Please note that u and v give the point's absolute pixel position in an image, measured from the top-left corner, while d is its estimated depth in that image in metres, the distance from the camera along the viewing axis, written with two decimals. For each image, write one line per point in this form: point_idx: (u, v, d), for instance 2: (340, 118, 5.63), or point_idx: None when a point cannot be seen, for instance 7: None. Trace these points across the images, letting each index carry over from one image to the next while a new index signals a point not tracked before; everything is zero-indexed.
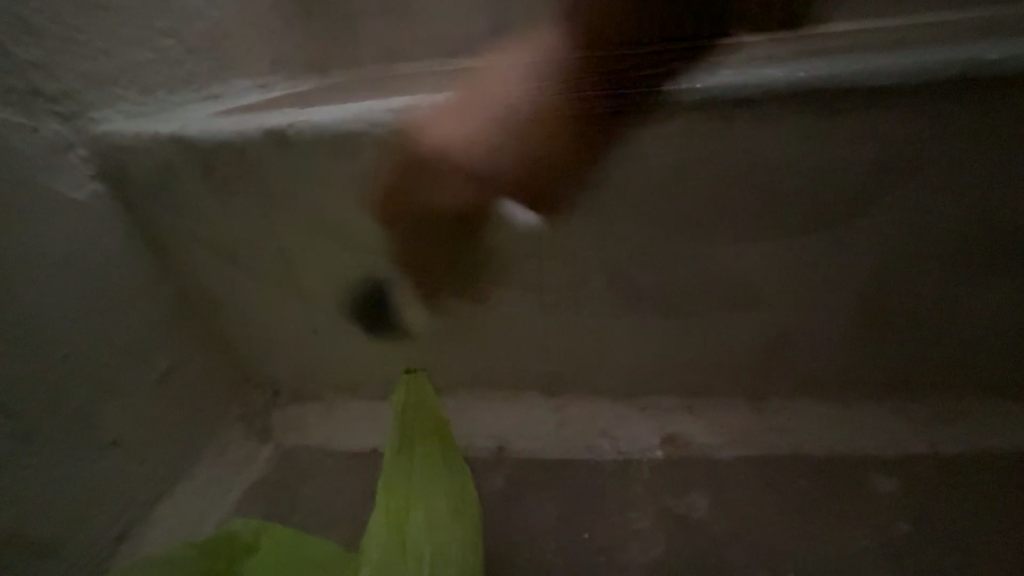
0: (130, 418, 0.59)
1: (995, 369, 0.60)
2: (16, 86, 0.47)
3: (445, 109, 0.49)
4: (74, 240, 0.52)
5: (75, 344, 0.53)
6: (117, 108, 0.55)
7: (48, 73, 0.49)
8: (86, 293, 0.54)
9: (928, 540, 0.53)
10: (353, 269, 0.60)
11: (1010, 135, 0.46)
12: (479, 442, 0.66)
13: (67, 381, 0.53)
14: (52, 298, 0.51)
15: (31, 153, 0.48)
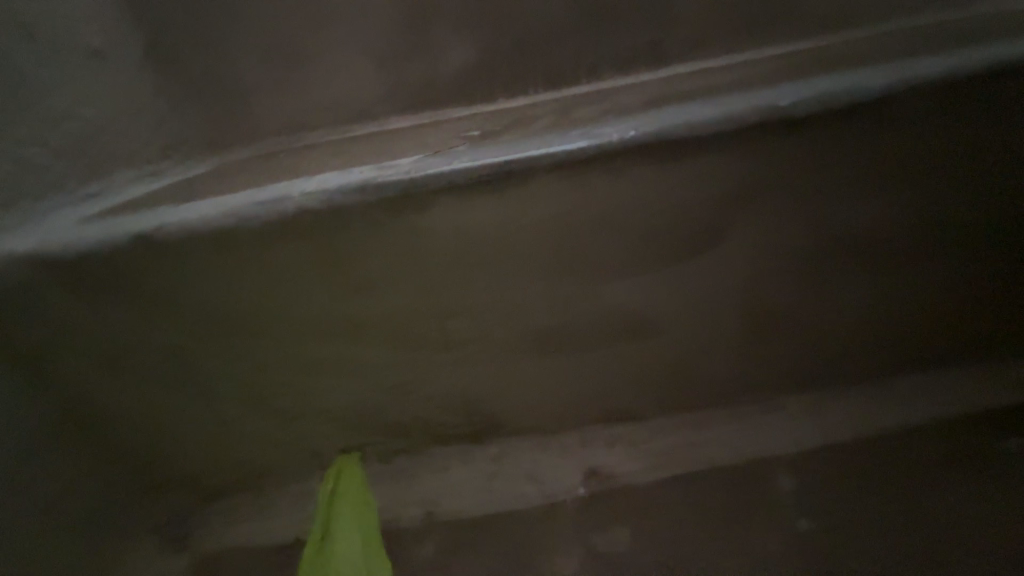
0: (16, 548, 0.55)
1: (875, 353, 0.66)
2: None
3: (317, 195, 0.51)
4: None
5: None
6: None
7: None
8: None
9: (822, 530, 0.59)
10: (218, 452, 0.65)
11: (830, 160, 0.54)
12: (409, 509, 0.65)
13: None
14: None
15: None
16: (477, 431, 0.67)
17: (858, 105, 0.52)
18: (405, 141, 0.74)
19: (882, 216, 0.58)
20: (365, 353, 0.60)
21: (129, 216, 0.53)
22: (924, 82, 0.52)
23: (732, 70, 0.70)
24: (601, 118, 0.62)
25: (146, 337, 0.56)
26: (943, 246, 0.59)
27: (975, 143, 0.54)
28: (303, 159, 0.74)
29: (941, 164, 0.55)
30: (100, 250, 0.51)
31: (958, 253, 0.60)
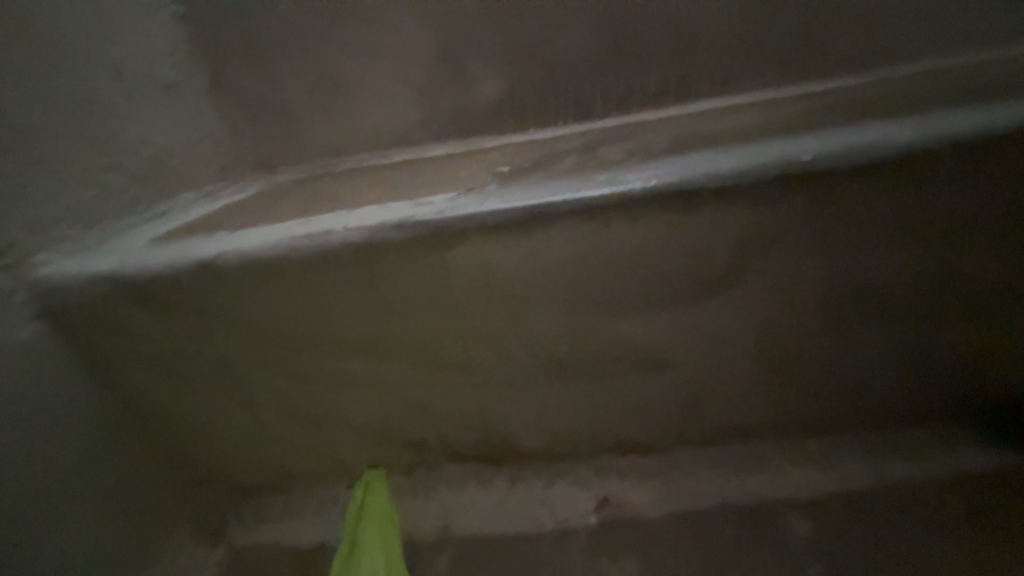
0: (81, 534, 0.61)
1: (896, 401, 0.66)
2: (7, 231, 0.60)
3: (359, 230, 0.55)
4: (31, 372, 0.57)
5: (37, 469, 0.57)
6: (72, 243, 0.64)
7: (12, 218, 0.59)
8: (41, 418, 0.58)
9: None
10: (256, 456, 0.70)
11: (860, 213, 0.55)
12: (426, 523, 0.69)
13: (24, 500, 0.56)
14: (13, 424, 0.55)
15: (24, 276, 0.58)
16: (494, 453, 0.70)
17: (887, 159, 0.52)
18: (438, 174, 0.79)
19: (912, 269, 0.57)
20: (393, 372, 0.64)
21: (194, 242, 0.59)
22: (963, 140, 0.51)
23: (747, 123, 0.74)
24: (621, 161, 0.65)
25: (200, 349, 0.62)
26: (982, 300, 0.59)
27: (1021, 204, 0.54)
28: (345, 190, 0.81)
29: (981, 221, 0.55)
30: (166, 272, 0.57)
31: (1003, 309, 0.59)
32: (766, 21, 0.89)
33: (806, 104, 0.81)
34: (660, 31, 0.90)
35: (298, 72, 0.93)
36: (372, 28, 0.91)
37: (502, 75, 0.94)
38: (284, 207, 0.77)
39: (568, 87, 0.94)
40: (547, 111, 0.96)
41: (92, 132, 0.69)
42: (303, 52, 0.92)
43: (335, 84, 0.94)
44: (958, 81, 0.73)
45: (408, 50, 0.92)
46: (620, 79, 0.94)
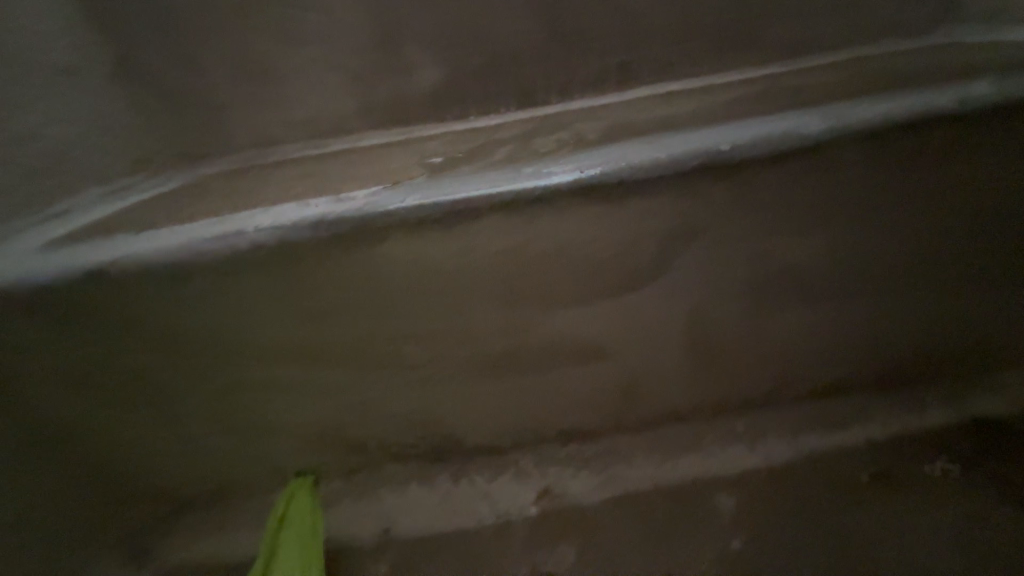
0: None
1: (817, 378, 0.70)
2: None
3: (273, 230, 0.52)
4: None
5: None
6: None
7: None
8: None
9: (751, 547, 0.63)
10: (185, 468, 0.67)
11: (779, 202, 0.56)
12: (368, 525, 0.68)
13: None
14: None
15: None
16: (436, 450, 0.70)
17: (800, 150, 0.54)
18: (370, 166, 0.76)
19: (827, 254, 0.60)
20: (326, 375, 0.62)
21: (90, 247, 0.55)
22: (863, 129, 0.54)
23: (680, 111, 0.75)
24: (552, 152, 0.64)
25: (109, 364, 0.58)
26: (892, 281, 0.63)
27: (929, 192, 0.58)
28: (272, 183, 0.77)
29: (890, 210, 0.58)
30: (58, 281, 0.52)
31: (909, 288, 0.64)
32: (702, 7, 0.89)
33: (739, 90, 0.82)
34: (599, 17, 0.89)
35: (217, 57, 0.86)
36: (295, 9, 0.85)
37: (439, 62, 0.91)
38: (201, 204, 0.71)
39: (508, 74, 0.92)
40: (487, 100, 0.94)
41: None
42: (219, 33, 0.85)
43: (259, 69, 0.88)
44: (875, 71, 0.76)
45: (337, 34, 0.87)
46: (559, 66, 0.92)
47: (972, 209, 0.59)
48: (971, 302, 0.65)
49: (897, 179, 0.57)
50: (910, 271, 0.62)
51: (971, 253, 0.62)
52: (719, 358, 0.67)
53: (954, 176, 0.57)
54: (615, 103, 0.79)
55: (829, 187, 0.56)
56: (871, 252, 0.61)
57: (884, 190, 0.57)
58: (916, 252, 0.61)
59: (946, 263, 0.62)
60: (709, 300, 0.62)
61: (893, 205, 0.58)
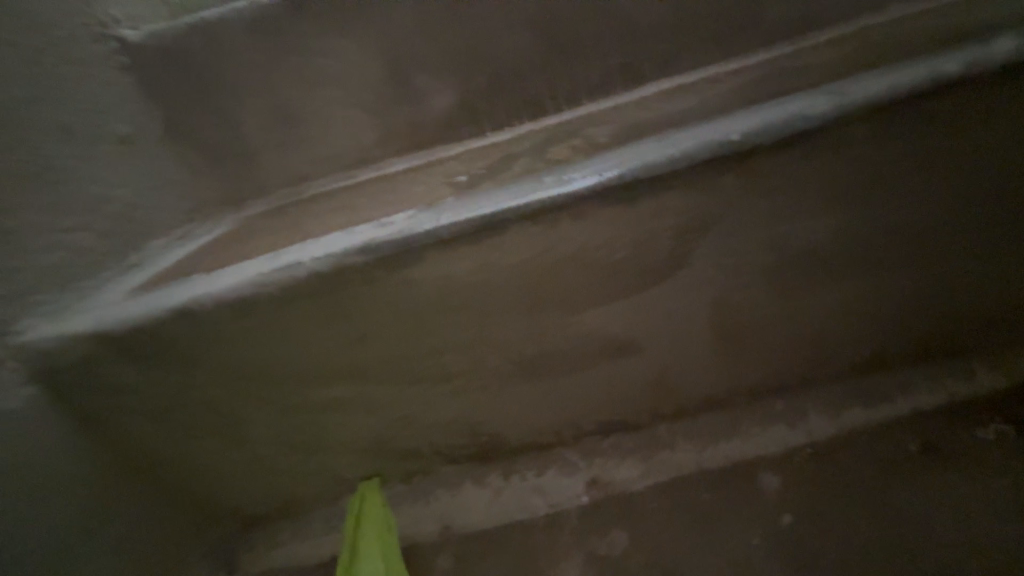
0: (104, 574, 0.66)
1: (854, 352, 0.70)
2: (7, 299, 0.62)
3: (323, 260, 0.58)
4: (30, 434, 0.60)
5: (56, 517, 0.62)
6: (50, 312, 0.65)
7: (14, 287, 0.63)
8: (49, 472, 0.62)
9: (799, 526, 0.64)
10: (259, 485, 0.73)
11: (794, 184, 0.58)
12: (428, 526, 0.72)
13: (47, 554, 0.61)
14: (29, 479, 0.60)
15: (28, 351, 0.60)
16: (483, 451, 0.74)
17: (809, 132, 0.56)
18: (398, 192, 0.81)
19: (849, 228, 0.61)
20: (378, 388, 0.67)
21: (167, 291, 0.62)
22: (871, 104, 0.55)
23: (685, 106, 0.77)
24: (566, 160, 0.68)
25: (190, 395, 0.64)
26: (921, 249, 0.63)
27: (950, 158, 0.58)
28: (309, 217, 0.84)
29: (910, 179, 0.59)
30: (143, 324, 0.59)
31: (939, 255, 0.63)
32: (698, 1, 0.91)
33: (742, 78, 0.84)
34: (598, 24, 0.92)
35: (252, 109, 0.94)
36: (317, 55, 0.92)
37: (450, 87, 0.96)
38: (251, 243, 0.79)
39: (515, 89, 0.97)
40: (498, 116, 0.99)
41: (46, 199, 0.70)
42: (252, 86, 0.93)
43: (289, 115, 0.95)
44: (880, 41, 0.77)
45: (354, 73, 0.94)
46: (563, 76, 0.96)
47: (998, 171, 0.59)
48: (1009, 262, 0.64)
49: (914, 149, 0.57)
50: (939, 237, 0.62)
51: (1001, 214, 0.61)
52: (750, 342, 0.68)
53: (974, 141, 0.57)
54: (622, 116, 0.84)
55: (845, 163, 0.58)
56: (897, 221, 0.61)
57: (903, 160, 0.58)
58: (942, 218, 0.61)
59: (976, 227, 0.62)
60: (733, 286, 0.64)
61: (913, 173, 0.58)
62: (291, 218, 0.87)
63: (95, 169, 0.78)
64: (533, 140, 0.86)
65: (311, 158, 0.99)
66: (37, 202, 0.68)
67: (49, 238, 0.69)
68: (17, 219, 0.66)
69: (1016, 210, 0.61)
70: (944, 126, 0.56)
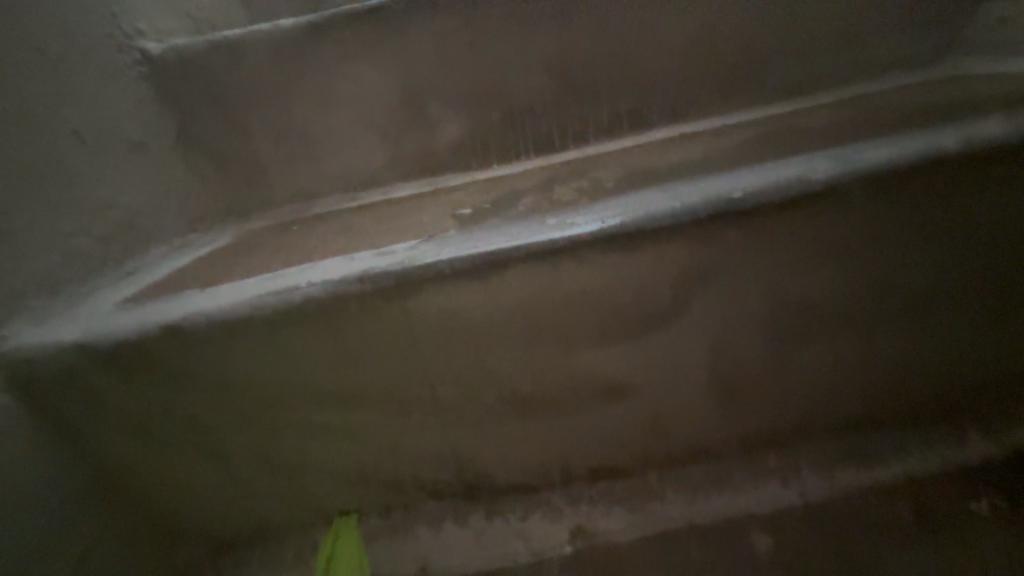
0: None
1: (848, 411, 0.70)
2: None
3: (323, 285, 0.58)
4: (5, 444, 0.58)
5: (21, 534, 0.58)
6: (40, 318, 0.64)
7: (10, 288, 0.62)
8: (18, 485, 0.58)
9: None
10: (233, 509, 0.71)
11: (795, 242, 0.59)
12: (406, 565, 0.70)
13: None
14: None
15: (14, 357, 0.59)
16: (468, 489, 0.72)
17: (811, 194, 0.57)
18: (402, 218, 0.82)
19: (847, 289, 0.62)
20: (367, 417, 0.66)
21: (161, 304, 0.61)
22: (874, 172, 0.56)
23: (690, 156, 0.79)
24: (571, 201, 0.69)
25: (174, 411, 0.63)
26: (917, 315, 0.63)
27: (947, 229, 0.59)
28: (312, 236, 0.84)
29: (908, 246, 0.60)
30: (134, 336, 0.58)
31: (934, 322, 0.64)
32: (706, 56, 0.95)
33: (745, 132, 0.87)
34: (610, 70, 0.95)
35: (265, 126, 0.96)
36: (335, 80, 0.94)
37: (462, 119, 0.98)
38: (250, 259, 0.78)
39: (526, 126, 0.99)
40: (507, 149, 1.00)
41: (52, 202, 0.69)
42: (268, 105, 0.95)
43: (301, 134, 0.97)
44: (879, 108, 0.79)
45: (370, 99, 0.96)
46: (573, 116, 0.99)
47: (994, 244, 0.60)
48: (1003, 333, 0.65)
49: (913, 218, 0.58)
50: (935, 304, 0.63)
51: (997, 286, 0.62)
52: (744, 395, 0.68)
53: (971, 214, 0.58)
54: (627, 160, 0.85)
55: (845, 227, 0.59)
56: (894, 286, 0.62)
57: (902, 228, 0.59)
58: (940, 285, 0.62)
59: (971, 296, 0.63)
60: (730, 338, 0.64)
61: (911, 241, 0.59)
62: (293, 236, 0.87)
63: (104, 176, 0.78)
64: (539, 177, 0.87)
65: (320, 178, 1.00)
66: (43, 205, 0.68)
67: (49, 242, 0.68)
68: (21, 221, 0.65)
69: (1011, 283, 0.62)
70: (942, 198, 0.58)
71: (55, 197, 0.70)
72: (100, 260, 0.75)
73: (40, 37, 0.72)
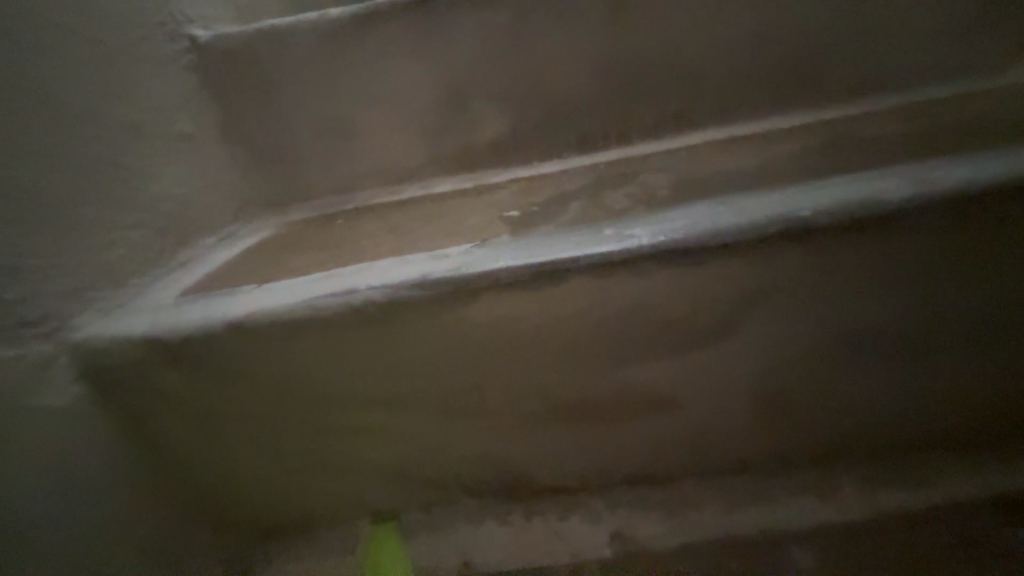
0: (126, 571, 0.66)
1: (895, 432, 0.69)
2: (67, 290, 0.62)
3: (379, 289, 0.59)
4: (73, 429, 0.61)
5: (89, 511, 0.62)
6: (104, 309, 0.65)
7: (78, 279, 0.64)
8: (84, 468, 0.62)
9: None
10: (285, 497, 0.73)
11: (858, 263, 0.58)
12: (448, 560, 0.72)
13: (75, 546, 0.61)
14: (68, 474, 0.60)
15: (83, 348, 0.61)
16: (509, 489, 0.74)
17: (882, 214, 0.55)
18: (448, 218, 0.82)
19: (908, 312, 0.60)
20: (416, 416, 0.67)
21: (222, 301, 0.63)
22: (946, 194, 0.54)
23: (745, 165, 0.77)
24: (624, 210, 0.68)
25: (231, 405, 0.65)
26: (979, 341, 0.62)
27: (1022, 255, 0.57)
28: (357, 232, 0.84)
29: (979, 271, 0.58)
30: (198, 331, 0.60)
31: (996, 348, 0.62)
32: (760, 58, 0.92)
33: (801, 140, 0.84)
34: (660, 69, 0.93)
35: (310, 118, 0.96)
36: (380, 72, 0.93)
37: (506, 116, 0.97)
38: (299, 253, 0.79)
39: (569, 125, 0.98)
40: (549, 148, 0.99)
41: (113, 194, 0.71)
42: (313, 97, 0.94)
43: (344, 126, 0.97)
44: (945, 121, 0.76)
45: (414, 93, 0.95)
46: (619, 116, 0.97)
47: None
48: None
49: (987, 243, 0.56)
50: (1002, 332, 0.61)
51: None
52: (790, 412, 0.67)
53: None
54: (676, 165, 0.84)
55: (914, 249, 0.57)
56: (960, 311, 0.60)
57: (974, 254, 0.57)
58: (1006, 312, 0.60)
59: None
60: (782, 356, 0.63)
61: (982, 266, 0.57)
62: (338, 230, 0.88)
63: (158, 167, 0.79)
64: (585, 179, 0.86)
65: (361, 172, 1.00)
66: (104, 196, 0.69)
67: (110, 234, 0.70)
68: (87, 212, 0.66)
69: None
70: (1021, 224, 0.55)
71: (115, 190, 0.71)
72: (155, 251, 0.77)
73: (102, 29, 0.73)
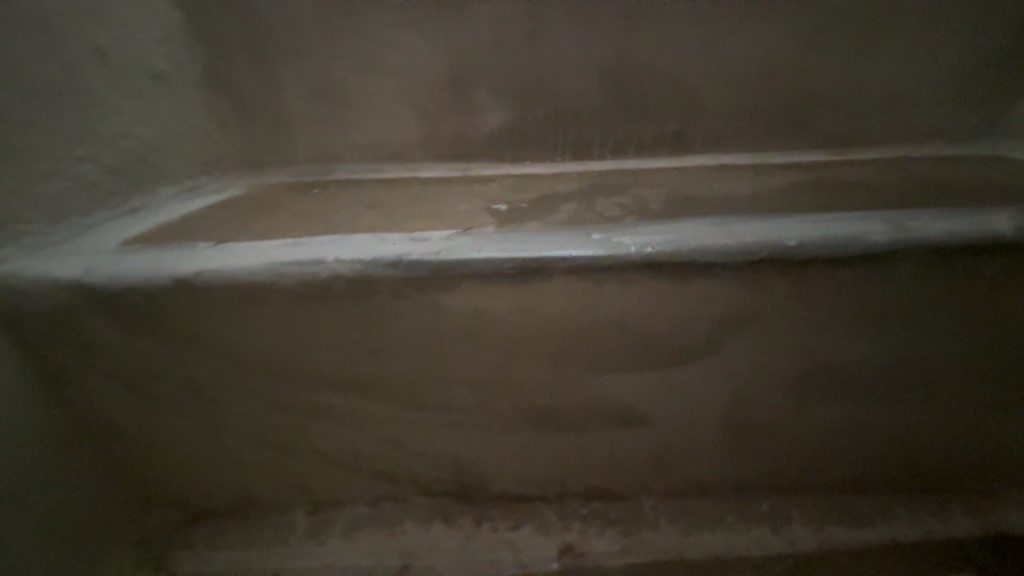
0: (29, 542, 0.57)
1: (843, 470, 0.71)
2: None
3: (351, 263, 0.54)
4: None
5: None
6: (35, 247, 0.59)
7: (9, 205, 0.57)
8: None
9: None
10: (217, 476, 0.67)
11: (835, 301, 0.58)
12: (389, 558, 0.68)
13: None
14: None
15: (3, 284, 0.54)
16: (460, 490, 0.71)
17: (866, 255, 0.56)
18: (433, 203, 0.79)
19: (873, 355, 0.62)
20: (373, 404, 0.63)
21: (174, 254, 0.57)
22: (927, 244, 0.56)
23: (734, 191, 0.78)
24: (615, 219, 0.67)
25: (168, 369, 0.59)
26: (933, 390, 0.64)
27: (984, 312, 0.59)
28: (333, 204, 0.80)
29: (943, 323, 0.59)
30: (141, 283, 0.54)
31: (946, 398, 0.65)
32: (762, 91, 0.93)
33: (788, 177, 0.86)
34: (665, 88, 0.93)
35: (298, 78, 0.90)
36: (382, 44, 0.88)
37: (505, 110, 0.95)
38: (268, 217, 0.74)
39: (570, 128, 0.96)
40: (543, 150, 0.98)
41: (65, 122, 0.64)
42: (305, 58, 0.88)
43: (335, 94, 0.92)
44: (920, 179, 0.80)
45: (415, 70, 0.91)
46: (617, 128, 0.96)
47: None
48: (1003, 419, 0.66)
49: (956, 297, 0.58)
50: (953, 384, 0.64)
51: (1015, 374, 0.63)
52: (751, 440, 0.68)
53: (1011, 302, 0.58)
54: (668, 183, 0.84)
55: (889, 294, 0.58)
56: (920, 358, 0.62)
57: (942, 305, 0.58)
58: (960, 365, 0.62)
59: (987, 381, 0.63)
60: (751, 383, 0.63)
61: (947, 318, 0.59)
62: (314, 200, 0.83)
63: (122, 102, 0.72)
64: (577, 185, 0.85)
65: (347, 145, 0.96)
66: (54, 121, 0.62)
67: (53, 164, 0.63)
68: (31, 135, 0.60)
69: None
70: (988, 282, 0.57)
71: (69, 118, 0.64)
72: (105, 192, 0.70)
73: None
